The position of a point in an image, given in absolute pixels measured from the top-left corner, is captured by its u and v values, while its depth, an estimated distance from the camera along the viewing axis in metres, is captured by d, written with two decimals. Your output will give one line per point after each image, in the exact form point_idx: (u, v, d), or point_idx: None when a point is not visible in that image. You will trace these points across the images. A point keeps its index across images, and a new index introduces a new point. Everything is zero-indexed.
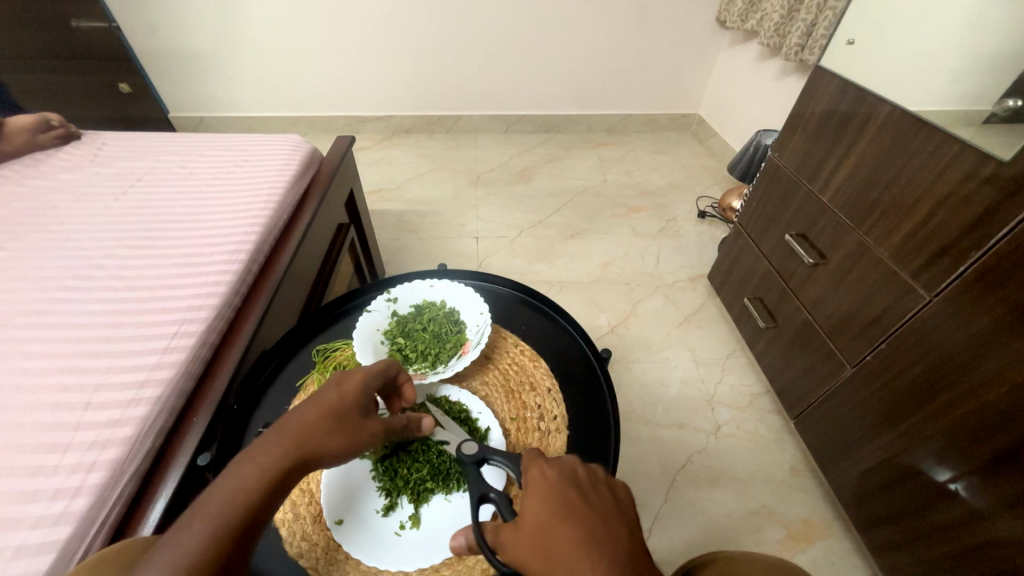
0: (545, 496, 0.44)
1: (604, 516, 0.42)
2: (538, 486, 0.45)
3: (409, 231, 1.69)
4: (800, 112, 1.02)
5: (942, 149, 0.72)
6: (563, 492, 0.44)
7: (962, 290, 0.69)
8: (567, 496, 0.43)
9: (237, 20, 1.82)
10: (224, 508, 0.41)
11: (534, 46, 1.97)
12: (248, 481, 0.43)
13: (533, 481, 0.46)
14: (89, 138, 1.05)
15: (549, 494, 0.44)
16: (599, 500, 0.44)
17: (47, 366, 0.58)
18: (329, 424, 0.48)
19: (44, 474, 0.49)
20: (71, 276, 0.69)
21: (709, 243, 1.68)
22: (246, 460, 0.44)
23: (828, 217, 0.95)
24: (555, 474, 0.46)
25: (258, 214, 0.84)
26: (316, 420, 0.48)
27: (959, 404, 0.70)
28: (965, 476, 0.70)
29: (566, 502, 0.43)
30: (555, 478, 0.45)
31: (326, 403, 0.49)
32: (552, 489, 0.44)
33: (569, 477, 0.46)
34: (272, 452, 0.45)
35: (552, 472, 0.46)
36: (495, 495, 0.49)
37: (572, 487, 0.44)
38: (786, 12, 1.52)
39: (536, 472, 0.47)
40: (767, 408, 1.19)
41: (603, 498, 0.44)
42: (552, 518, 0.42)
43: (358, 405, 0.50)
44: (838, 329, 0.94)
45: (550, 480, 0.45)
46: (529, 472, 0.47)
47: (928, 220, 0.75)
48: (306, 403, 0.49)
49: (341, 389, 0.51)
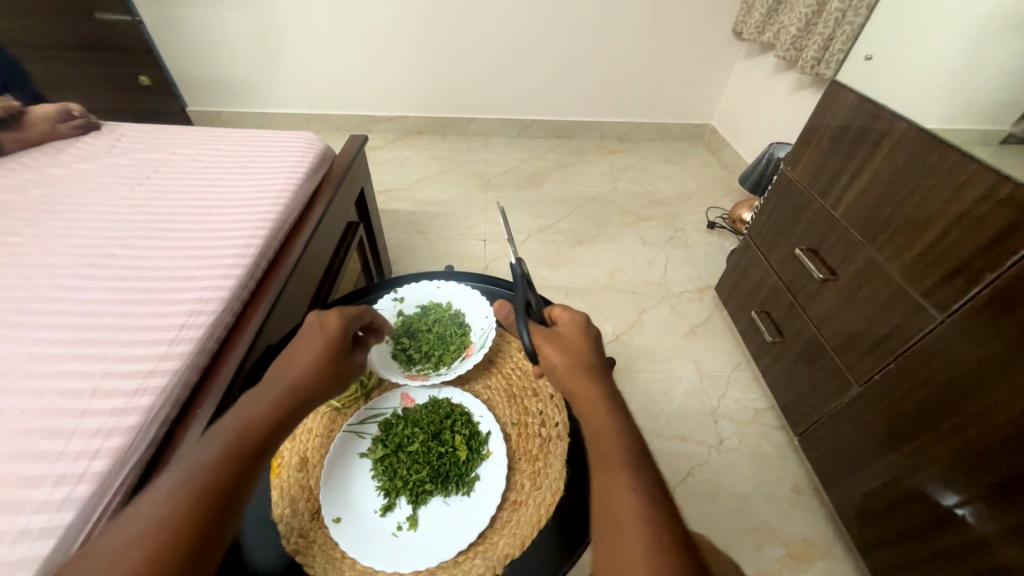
0: (572, 341, 0.61)
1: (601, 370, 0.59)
2: (556, 356, 0.60)
3: (418, 231, 1.70)
4: (814, 125, 1.01)
5: (957, 168, 0.71)
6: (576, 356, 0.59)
7: (973, 313, 0.68)
8: (577, 364, 0.59)
9: (258, 18, 1.85)
10: (226, 440, 0.46)
11: (549, 50, 1.97)
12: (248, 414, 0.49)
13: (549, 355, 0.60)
14: (108, 129, 1.07)
15: (571, 344, 0.61)
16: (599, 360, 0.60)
17: (58, 352, 0.59)
18: (319, 362, 0.55)
19: (48, 459, 0.50)
20: (84, 264, 0.70)
21: (718, 254, 1.67)
22: (243, 402, 0.50)
23: (839, 232, 0.95)
24: (570, 339, 0.61)
25: (269, 209, 0.85)
26: (307, 360, 0.55)
27: (967, 428, 0.68)
28: (970, 502, 0.68)
29: (578, 366, 0.59)
30: (577, 332, 0.62)
31: (313, 344, 0.57)
32: (576, 337, 0.62)
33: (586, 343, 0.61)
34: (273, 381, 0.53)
35: (568, 339, 0.61)
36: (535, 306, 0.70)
37: (588, 350, 0.59)
38: (803, 26, 1.51)
39: (549, 347, 0.61)
40: (771, 423, 1.18)
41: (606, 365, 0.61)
42: (571, 354, 0.60)
43: (342, 345, 0.58)
44: (846, 347, 0.92)
45: (563, 346, 0.60)
46: (544, 346, 0.60)
47: (941, 239, 0.74)
48: (293, 348, 0.57)
49: (324, 330, 0.58)
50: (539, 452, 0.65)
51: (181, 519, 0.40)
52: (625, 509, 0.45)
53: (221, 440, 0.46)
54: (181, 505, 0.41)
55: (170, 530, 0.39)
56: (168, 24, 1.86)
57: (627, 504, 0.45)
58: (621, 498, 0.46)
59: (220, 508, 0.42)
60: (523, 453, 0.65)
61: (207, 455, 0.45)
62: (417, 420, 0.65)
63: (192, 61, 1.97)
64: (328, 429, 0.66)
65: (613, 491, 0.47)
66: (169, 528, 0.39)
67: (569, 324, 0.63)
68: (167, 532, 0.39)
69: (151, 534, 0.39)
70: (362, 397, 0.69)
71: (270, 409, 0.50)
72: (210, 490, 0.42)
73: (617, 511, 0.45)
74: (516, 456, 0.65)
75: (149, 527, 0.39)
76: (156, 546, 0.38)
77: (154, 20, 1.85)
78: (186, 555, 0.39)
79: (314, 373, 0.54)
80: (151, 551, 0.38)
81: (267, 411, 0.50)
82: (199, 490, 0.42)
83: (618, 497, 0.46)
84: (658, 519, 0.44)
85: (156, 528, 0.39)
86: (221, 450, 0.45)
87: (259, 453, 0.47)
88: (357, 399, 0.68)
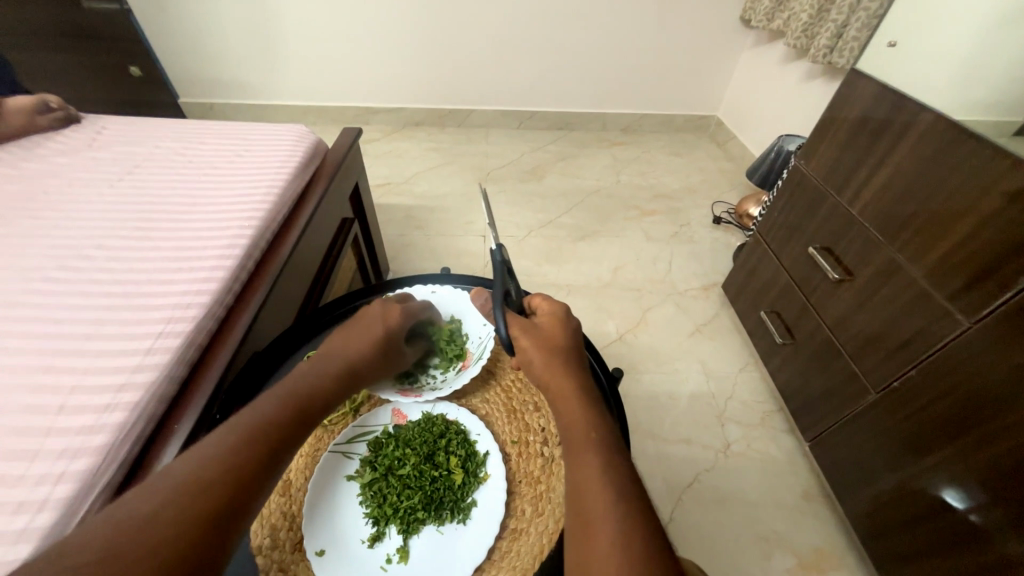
0: (553, 328, 0.59)
1: (579, 360, 0.58)
2: (533, 348, 0.57)
3: (416, 226, 1.65)
4: (831, 117, 0.96)
5: (991, 163, 0.66)
6: (553, 348, 0.56)
7: (1004, 320, 0.64)
8: (554, 356, 0.56)
9: (249, 5, 1.78)
10: (273, 413, 0.47)
11: (550, 38, 1.91)
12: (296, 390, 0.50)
13: (526, 347, 0.57)
14: (89, 122, 1.02)
15: (550, 332, 0.58)
16: (578, 351, 0.59)
17: (24, 364, 0.55)
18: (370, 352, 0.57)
19: (9, 484, 0.46)
20: (56, 267, 0.66)
21: (724, 250, 1.62)
22: (293, 376, 0.52)
23: (858, 231, 0.90)
24: (549, 329, 0.58)
25: (256, 206, 0.80)
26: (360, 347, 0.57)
27: (998, 441, 0.64)
28: (1001, 520, 0.65)
29: (555, 358, 0.56)
30: (557, 319, 0.59)
31: (370, 332, 0.58)
32: (556, 324, 0.59)
33: (564, 334, 0.58)
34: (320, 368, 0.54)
35: (545, 330, 0.58)
36: (514, 295, 0.64)
37: (564, 339, 0.57)
38: (816, 12, 1.45)
39: (526, 338, 0.57)
40: (780, 427, 1.14)
41: (583, 356, 0.59)
42: (550, 343, 0.57)
43: (394, 337, 0.60)
44: (863, 351, 0.88)
45: (539, 336, 0.57)
46: (522, 336, 0.57)
47: (970, 240, 0.69)
48: (347, 332, 0.59)
49: (384, 321, 0.60)
50: (541, 473, 0.61)
51: (222, 484, 0.41)
52: (598, 509, 0.43)
53: (270, 411, 0.47)
54: (224, 470, 0.41)
55: (209, 493, 0.40)
56: (156, 11, 1.79)
57: (601, 504, 0.43)
58: (594, 498, 0.44)
59: (256, 482, 0.43)
60: (523, 475, 0.61)
61: (253, 425, 0.46)
62: (408, 440, 0.62)
63: (181, 50, 1.90)
64: (313, 449, 0.63)
65: (587, 490, 0.45)
66: (209, 490, 0.40)
67: (548, 315, 0.60)
68: (205, 493, 0.40)
69: (190, 492, 0.40)
70: (352, 413, 0.67)
71: (316, 391, 0.51)
72: (252, 463, 0.43)
73: (591, 512, 0.43)
74: (516, 478, 0.61)
75: (190, 484, 0.40)
76: (192, 506, 0.39)
77: (142, 7, 1.78)
78: (216, 523, 0.39)
79: (364, 362, 0.56)
80: (187, 511, 0.38)
81: (315, 392, 0.51)
82: (242, 458, 0.43)
83: (592, 497, 0.44)
84: (634, 518, 0.43)
85: (196, 486, 0.40)
86: (268, 423, 0.46)
87: (297, 434, 0.48)
88: (346, 414, 0.66)
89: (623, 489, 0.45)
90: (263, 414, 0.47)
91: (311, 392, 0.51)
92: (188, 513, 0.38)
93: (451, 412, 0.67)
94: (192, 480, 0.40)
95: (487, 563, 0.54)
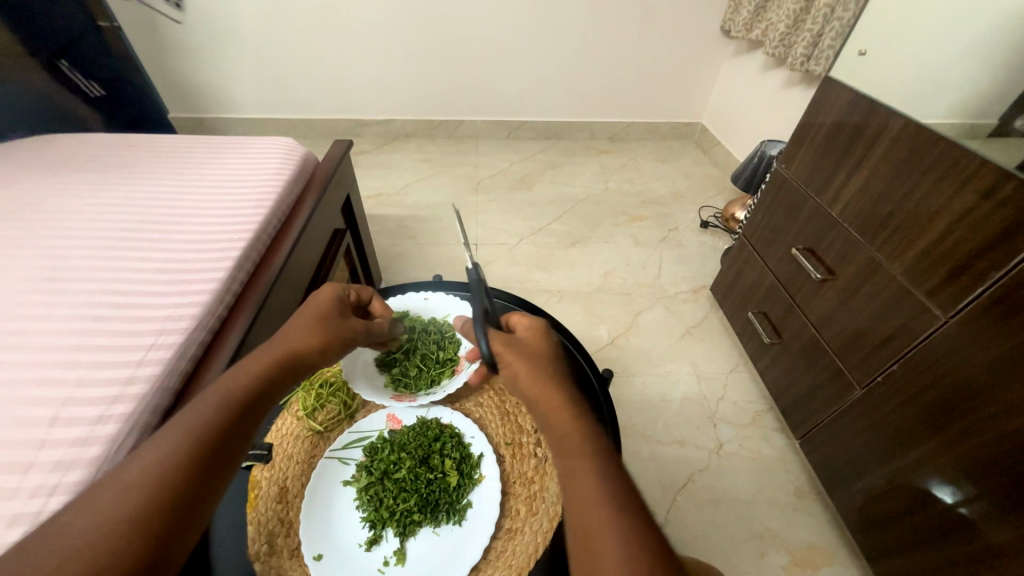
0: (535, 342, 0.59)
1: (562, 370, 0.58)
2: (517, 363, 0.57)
3: (409, 237, 1.67)
4: (808, 122, 1.00)
5: (960, 164, 0.69)
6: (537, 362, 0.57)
7: (978, 314, 0.67)
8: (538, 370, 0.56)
9: (241, 21, 1.80)
10: (207, 415, 0.44)
11: (537, 50, 1.95)
12: (229, 388, 0.47)
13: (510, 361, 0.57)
14: (79, 138, 1.02)
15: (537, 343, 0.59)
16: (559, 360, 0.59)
17: (16, 376, 0.55)
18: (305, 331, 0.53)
19: (3, 497, 0.47)
20: (48, 281, 0.66)
21: (711, 253, 1.65)
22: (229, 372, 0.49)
23: (838, 231, 0.93)
24: (530, 343, 0.59)
25: (249, 218, 0.81)
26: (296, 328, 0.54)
27: (978, 431, 0.66)
28: (976, 504, 0.68)
29: (539, 372, 0.56)
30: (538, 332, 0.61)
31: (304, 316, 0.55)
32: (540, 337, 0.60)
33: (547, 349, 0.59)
34: (257, 361, 0.50)
35: (528, 344, 0.59)
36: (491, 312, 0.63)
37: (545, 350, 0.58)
38: (792, 22, 1.50)
39: (510, 353, 0.57)
40: (771, 425, 1.16)
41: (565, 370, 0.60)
42: (534, 356, 0.57)
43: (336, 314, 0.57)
44: (847, 347, 0.90)
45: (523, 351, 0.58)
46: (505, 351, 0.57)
47: (944, 237, 0.72)
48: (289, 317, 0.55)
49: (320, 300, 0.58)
50: (535, 473, 0.62)
51: (152, 496, 0.39)
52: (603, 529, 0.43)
53: (201, 412, 0.44)
54: (161, 476, 0.40)
55: (145, 501, 0.38)
56: (145, 29, 1.79)
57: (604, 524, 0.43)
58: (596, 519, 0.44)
59: (202, 481, 0.41)
60: (518, 475, 0.62)
61: (185, 433, 0.43)
62: (404, 444, 0.62)
63: (171, 67, 1.91)
64: (309, 455, 0.64)
65: (588, 509, 0.45)
66: (139, 499, 0.38)
67: (529, 329, 0.61)
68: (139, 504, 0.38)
69: (130, 497, 0.38)
70: (347, 418, 0.68)
71: (255, 382, 0.48)
72: (191, 463, 0.41)
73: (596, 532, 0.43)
74: (510, 478, 0.62)
75: (126, 497, 0.38)
76: (119, 521, 0.37)
77: (132, 25, 1.78)
78: (156, 541, 0.37)
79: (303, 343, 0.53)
80: (117, 523, 0.37)
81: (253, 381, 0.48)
82: (177, 460, 0.41)
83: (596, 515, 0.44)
84: (639, 530, 0.43)
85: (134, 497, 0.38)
86: (204, 422, 0.44)
87: (239, 425, 0.45)
88: (342, 421, 0.67)
89: (625, 503, 0.45)
90: (196, 413, 0.44)
91: (249, 380, 0.48)
92: (124, 530, 0.37)
93: (445, 416, 0.67)
94: (126, 488, 0.39)
95: (483, 564, 0.54)
